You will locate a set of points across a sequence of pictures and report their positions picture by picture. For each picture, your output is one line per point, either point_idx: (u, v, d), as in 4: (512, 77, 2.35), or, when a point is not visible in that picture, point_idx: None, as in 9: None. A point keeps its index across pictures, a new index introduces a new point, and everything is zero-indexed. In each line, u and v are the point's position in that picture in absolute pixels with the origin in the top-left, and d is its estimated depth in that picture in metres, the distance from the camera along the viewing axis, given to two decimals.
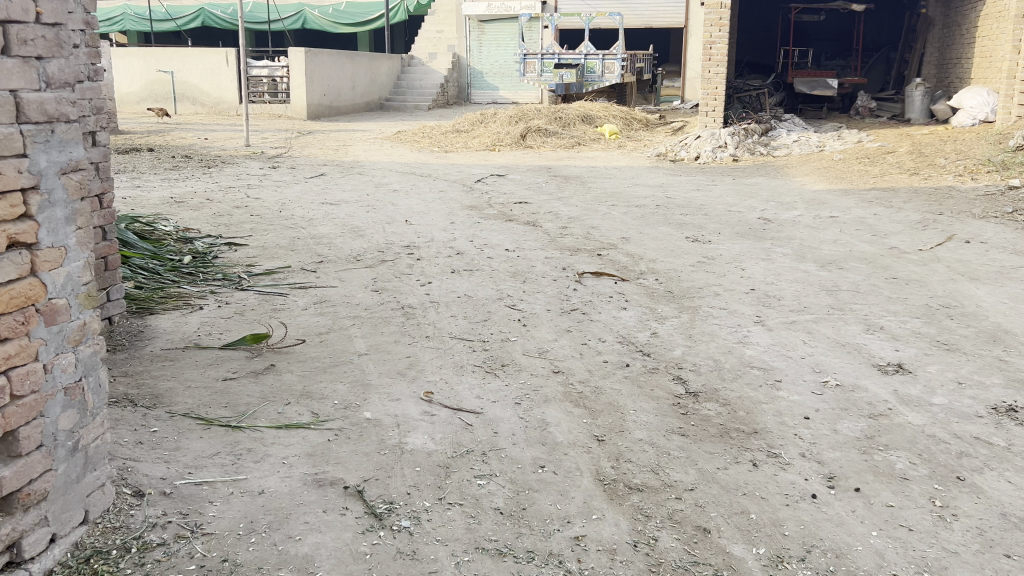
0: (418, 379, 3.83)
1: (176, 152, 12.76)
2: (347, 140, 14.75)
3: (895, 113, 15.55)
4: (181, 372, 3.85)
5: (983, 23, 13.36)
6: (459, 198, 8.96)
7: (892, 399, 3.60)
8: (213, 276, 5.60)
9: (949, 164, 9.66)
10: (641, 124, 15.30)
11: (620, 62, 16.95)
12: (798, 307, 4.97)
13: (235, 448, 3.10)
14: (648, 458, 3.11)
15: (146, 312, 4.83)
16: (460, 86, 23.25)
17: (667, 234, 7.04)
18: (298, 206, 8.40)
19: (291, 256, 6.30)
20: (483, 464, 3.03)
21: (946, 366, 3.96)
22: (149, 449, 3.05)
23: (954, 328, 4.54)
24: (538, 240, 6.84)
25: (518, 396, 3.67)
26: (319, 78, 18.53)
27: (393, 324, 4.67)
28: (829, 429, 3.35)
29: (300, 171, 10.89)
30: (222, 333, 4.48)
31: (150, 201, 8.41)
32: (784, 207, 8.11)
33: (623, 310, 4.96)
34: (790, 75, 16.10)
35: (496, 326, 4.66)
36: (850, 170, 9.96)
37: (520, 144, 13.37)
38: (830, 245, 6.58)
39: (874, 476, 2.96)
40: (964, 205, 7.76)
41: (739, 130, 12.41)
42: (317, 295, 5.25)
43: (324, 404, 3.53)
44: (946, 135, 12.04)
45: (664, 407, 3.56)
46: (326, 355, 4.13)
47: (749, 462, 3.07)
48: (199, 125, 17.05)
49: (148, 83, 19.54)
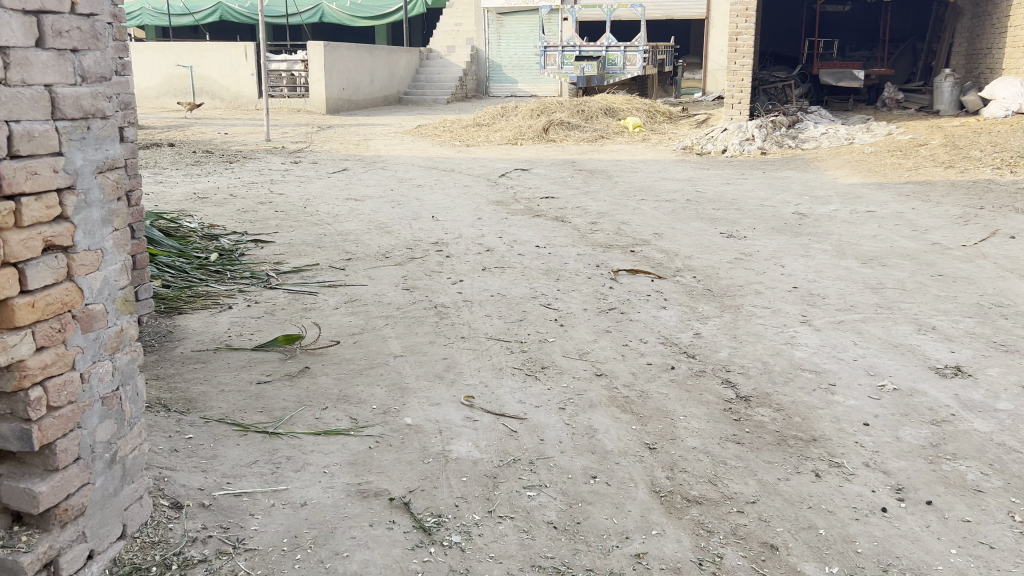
0: (457, 383, 3.70)
1: (196, 147, 12.67)
2: (367, 134, 14.64)
3: (923, 104, 15.27)
4: (214, 375, 3.74)
5: (1015, 12, 13.09)
6: (484, 192, 8.83)
7: (954, 404, 3.44)
8: (240, 275, 5.50)
9: (985, 157, 9.43)
10: (665, 117, 15.10)
11: (642, 54, 16.72)
12: (844, 306, 4.81)
13: (274, 456, 2.99)
14: (705, 467, 2.97)
15: (175, 312, 4.73)
16: (479, 79, 23.10)
17: (700, 230, 6.88)
18: (322, 201, 8.29)
19: (318, 253, 6.19)
20: (532, 474, 2.90)
21: (1007, 369, 3.79)
22: (185, 457, 2.95)
23: (1010, 328, 4.36)
24: (569, 237, 6.69)
25: (562, 401, 3.54)
26: (338, 72, 18.43)
27: (428, 323, 4.55)
28: (891, 436, 3.19)
29: (322, 166, 10.79)
30: (253, 333, 4.37)
31: (174, 197, 8.33)
32: (817, 201, 7.92)
33: (663, 309, 4.81)
34: (814, 66, 15.86)
35: (533, 326, 4.53)
36: (883, 164, 9.73)
37: (543, 138, 13.21)
38: (869, 241, 6.41)
39: (945, 488, 2.80)
40: (1005, 199, 7.54)
41: (766, 123, 12.20)
42: (348, 294, 5.13)
43: (362, 408, 3.41)
44: (978, 126, 11.79)
45: (715, 413, 3.42)
46: (362, 357, 4.01)
47: (811, 472, 2.93)
48: (219, 120, 17.00)
49: (167, 77, 19.50)
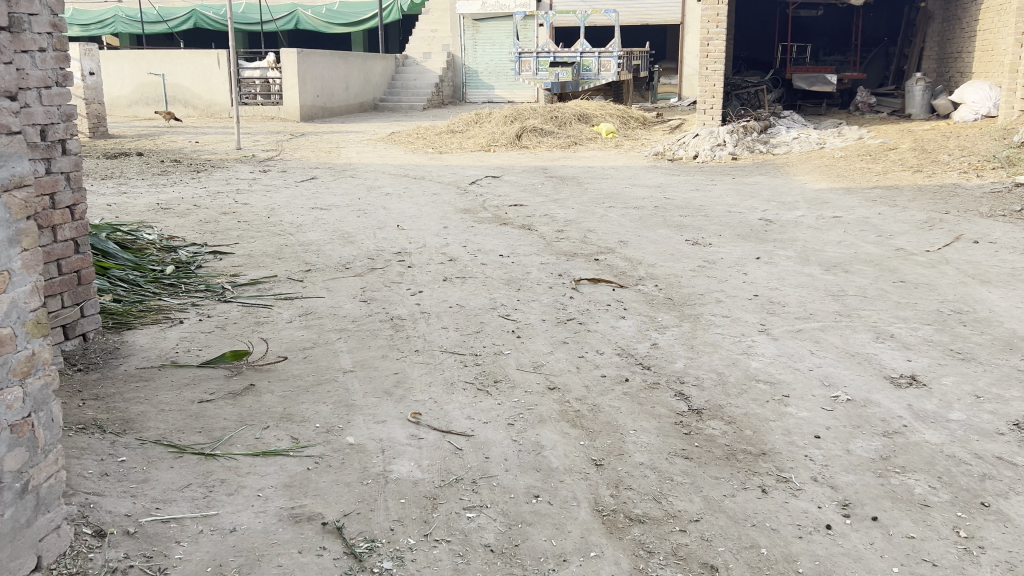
0: (406, 399, 3.61)
1: (165, 157, 12.50)
2: (339, 142, 14.53)
3: (895, 108, 15.35)
4: (156, 394, 3.64)
5: (984, 17, 13.16)
6: (453, 200, 8.75)
7: (907, 415, 3.40)
8: (195, 288, 5.40)
9: (953, 161, 9.45)
10: (639, 123, 15.09)
11: (616, 60, 16.71)
12: (804, 314, 4.77)
13: (208, 478, 2.90)
14: (650, 484, 2.91)
15: (123, 328, 4.63)
16: (456, 85, 23.02)
17: (666, 237, 6.84)
18: (287, 211, 8.19)
19: (277, 265, 6.09)
20: (473, 494, 2.83)
21: (962, 378, 3.76)
22: (115, 482, 2.85)
23: (967, 335, 4.33)
24: (534, 245, 6.63)
25: (511, 416, 3.46)
26: (312, 79, 18.33)
27: (381, 337, 4.46)
28: (841, 449, 3.15)
29: (290, 175, 10.67)
30: (201, 349, 4.27)
31: (135, 207, 8.20)
32: (785, 207, 7.91)
33: (622, 319, 4.75)
34: (787, 71, 15.90)
35: (489, 338, 4.46)
36: (852, 168, 9.74)
37: (516, 144, 13.15)
38: (834, 247, 6.39)
39: (892, 503, 2.75)
40: (971, 203, 7.56)
41: (737, 128, 12.19)
42: (303, 306, 5.04)
43: (305, 427, 3.32)
44: (949, 130, 11.84)
45: (666, 427, 3.36)
46: (310, 373, 3.92)
47: (758, 488, 2.87)
48: (191, 128, 16.84)
49: (139, 86, 19.31)
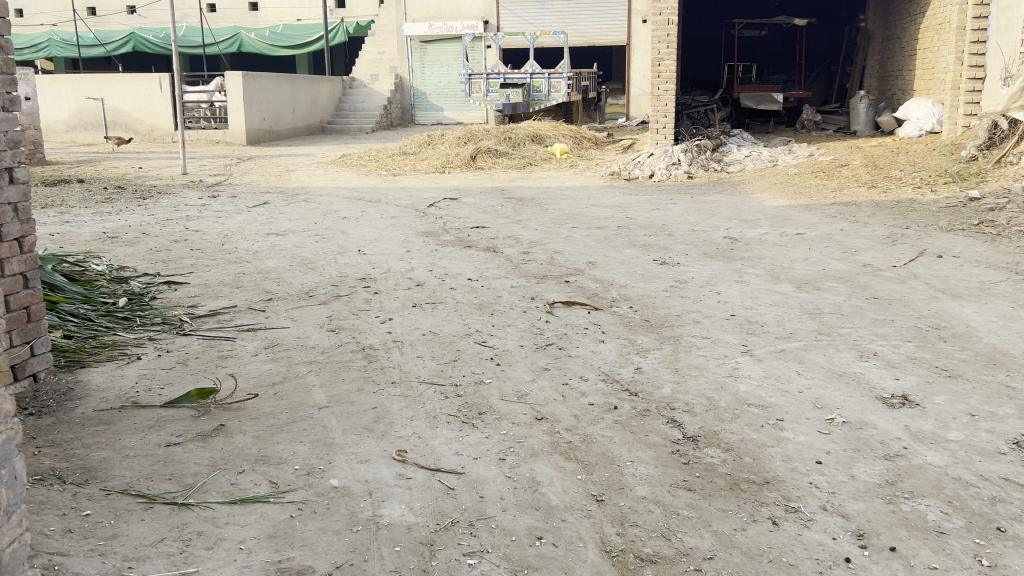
0: (388, 436, 3.42)
1: (107, 183, 12.05)
2: (289, 166, 14.21)
3: (840, 125, 15.64)
4: (118, 439, 3.39)
5: (924, 35, 13.50)
6: (412, 223, 8.56)
7: (905, 437, 3.33)
8: (151, 321, 5.13)
9: (906, 176, 9.62)
10: (591, 143, 15.12)
11: (567, 81, 16.77)
12: (784, 333, 4.71)
13: (183, 531, 2.68)
14: (657, 519, 2.78)
15: (77, 366, 4.35)
16: (404, 107, 22.83)
17: (634, 257, 6.76)
18: (242, 237, 7.92)
19: (236, 294, 5.84)
20: (472, 538, 2.67)
21: (954, 396, 3.71)
22: (80, 539, 2.62)
23: (950, 352, 4.31)
24: (501, 268, 6.49)
25: (501, 450, 3.30)
26: (258, 102, 17.98)
27: (354, 369, 4.26)
28: (845, 475, 3.06)
29: (242, 200, 10.34)
30: (163, 387, 4.02)
31: (80, 237, 7.84)
32: (747, 225, 7.92)
33: (602, 343, 4.63)
34: (735, 90, 16.09)
35: (467, 367, 4.29)
36: (807, 185, 9.83)
37: (471, 166, 13.03)
38: (802, 264, 6.38)
39: (908, 531, 2.66)
40: (929, 218, 7.65)
41: (691, 147, 12.26)
42: (267, 338, 4.81)
43: (283, 470, 3.12)
44: (895, 146, 12.07)
45: (663, 457, 3.24)
46: (282, 410, 3.71)
47: (768, 520, 2.76)
48: (133, 154, 16.33)
49: (77, 111, 18.74)
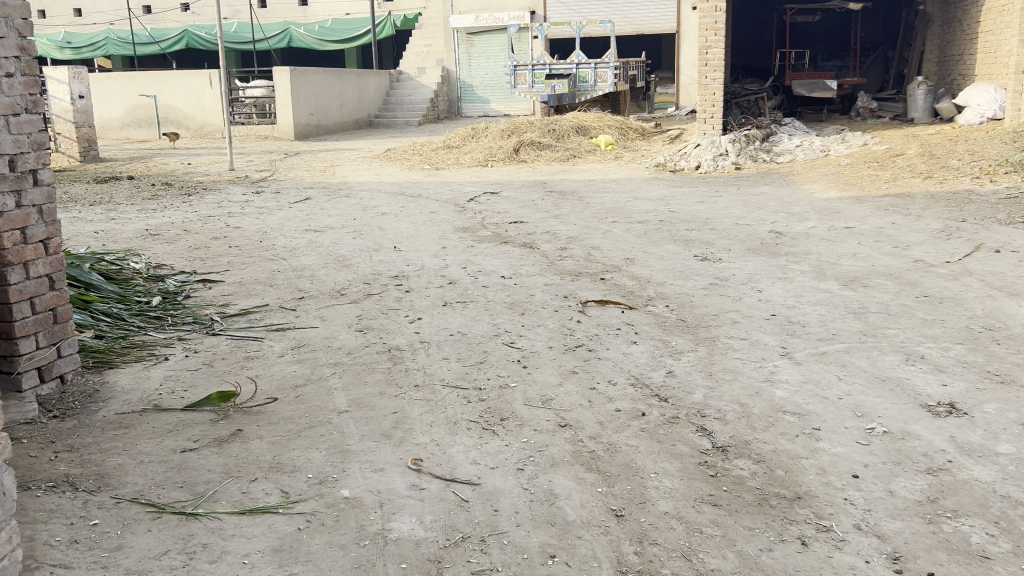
0: (405, 443, 3.33)
1: (156, 180, 12.23)
2: (334, 160, 14.27)
3: (897, 112, 15.13)
4: (135, 444, 3.36)
5: (986, 18, 12.95)
6: (451, 218, 8.48)
7: (950, 449, 3.13)
8: (182, 320, 5.13)
9: (964, 165, 9.22)
10: (638, 134, 14.88)
11: (613, 71, 16.51)
12: (826, 335, 4.50)
13: (188, 543, 2.63)
14: (678, 538, 2.64)
15: (105, 366, 4.36)
16: (451, 99, 22.81)
17: (674, 253, 6.58)
18: (281, 234, 7.94)
19: (269, 293, 5.82)
20: (482, 556, 2.56)
21: (1006, 405, 3.48)
22: (85, 550, 2.58)
23: (1004, 355, 4.06)
24: (537, 265, 6.37)
25: (521, 460, 3.18)
26: (306, 97, 18.11)
27: (378, 371, 4.18)
28: (883, 491, 2.87)
29: (284, 196, 10.39)
30: (186, 390, 3.99)
31: (123, 234, 7.94)
32: (794, 218, 7.66)
33: (633, 345, 4.48)
34: (787, 78, 15.67)
35: (493, 369, 4.18)
36: (859, 176, 9.49)
37: (514, 158, 12.90)
38: (850, 260, 6.12)
39: (949, 555, 2.48)
40: (987, 210, 7.31)
41: (739, 137, 11.95)
42: (295, 338, 4.77)
43: (296, 479, 3.05)
44: (954, 134, 11.62)
45: (689, 469, 3.09)
46: (301, 415, 3.64)
47: (796, 540, 2.60)
48: (183, 150, 16.60)
49: (131, 108, 19.09)
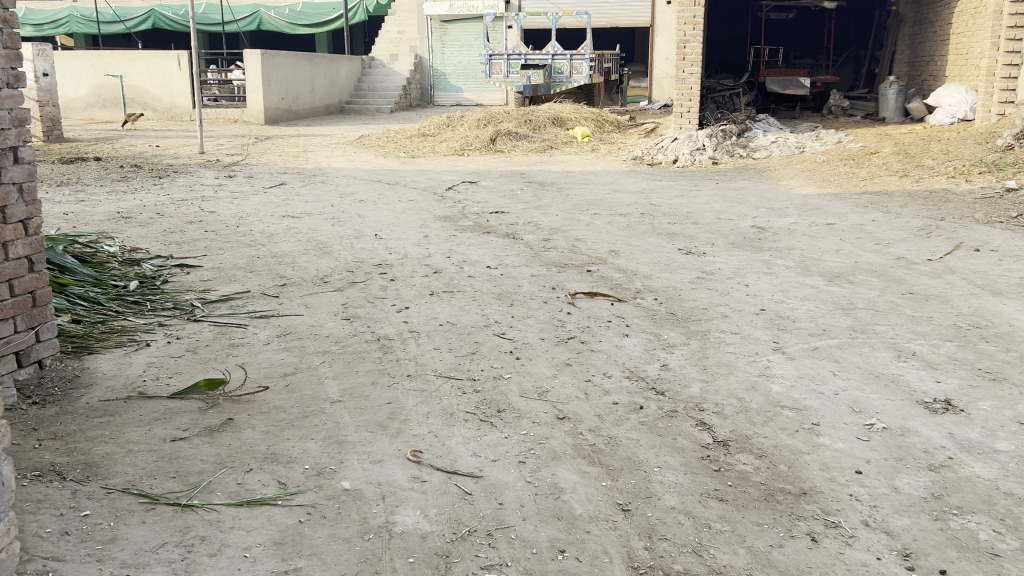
0: (403, 435, 3.26)
1: (124, 162, 11.94)
2: (306, 146, 14.06)
3: (868, 111, 15.31)
4: (122, 432, 3.25)
5: (958, 19, 13.12)
6: (430, 207, 8.39)
7: (950, 446, 3.14)
8: (161, 306, 4.99)
9: (938, 165, 9.33)
10: (613, 126, 14.87)
11: (588, 62, 16.49)
12: (817, 330, 4.50)
13: (185, 535, 2.54)
14: (688, 534, 2.61)
15: (84, 352, 4.22)
16: (423, 87, 22.65)
17: (658, 246, 6.56)
18: (257, 219, 7.79)
19: (250, 279, 5.70)
20: (491, 550, 2.51)
21: (1001, 402, 3.50)
22: (77, 542, 2.48)
23: (994, 353, 4.10)
24: (521, 255, 6.31)
25: (522, 453, 3.14)
26: (277, 81, 17.83)
27: (369, 361, 4.10)
28: (887, 487, 2.87)
29: (258, 181, 10.21)
30: (171, 377, 3.87)
31: (94, 216, 7.74)
32: (775, 214, 7.68)
33: (625, 338, 4.45)
34: (761, 74, 15.77)
35: (486, 360, 4.12)
36: (836, 173, 9.56)
37: (490, 148, 12.82)
38: (833, 256, 6.15)
39: (959, 552, 2.49)
40: (964, 209, 7.40)
41: (716, 132, 11.97)
42: (280, 326, 4.66)
43: (292, 470, 2.96)
44: (927, 134, 11.77)
45: (693, 463, 3.06)
46: (293, 404, 3.56)
47: (807, 536, 2.59)
48: (150, 131, 16.23)
49: (95, 88, 18.55)
